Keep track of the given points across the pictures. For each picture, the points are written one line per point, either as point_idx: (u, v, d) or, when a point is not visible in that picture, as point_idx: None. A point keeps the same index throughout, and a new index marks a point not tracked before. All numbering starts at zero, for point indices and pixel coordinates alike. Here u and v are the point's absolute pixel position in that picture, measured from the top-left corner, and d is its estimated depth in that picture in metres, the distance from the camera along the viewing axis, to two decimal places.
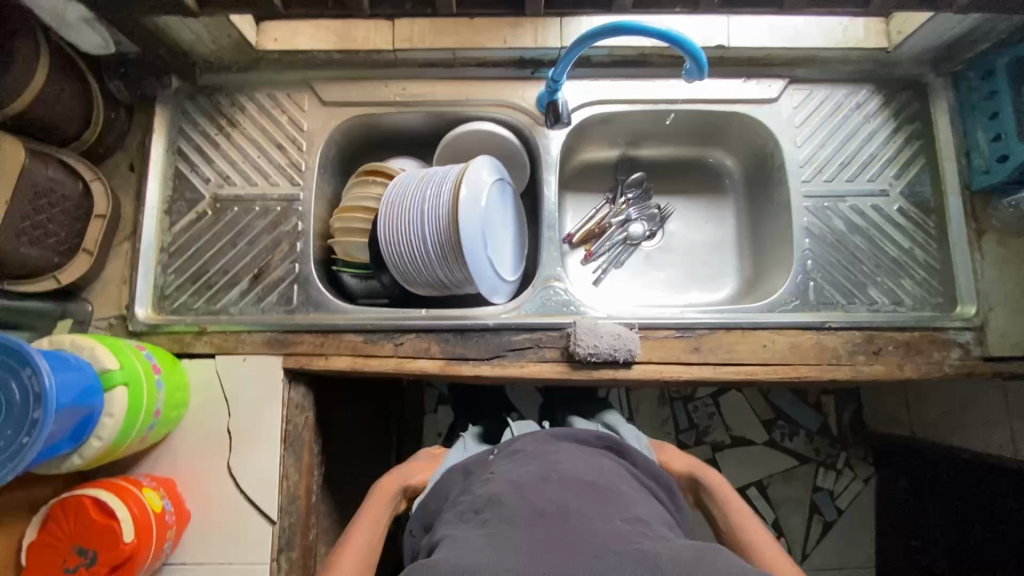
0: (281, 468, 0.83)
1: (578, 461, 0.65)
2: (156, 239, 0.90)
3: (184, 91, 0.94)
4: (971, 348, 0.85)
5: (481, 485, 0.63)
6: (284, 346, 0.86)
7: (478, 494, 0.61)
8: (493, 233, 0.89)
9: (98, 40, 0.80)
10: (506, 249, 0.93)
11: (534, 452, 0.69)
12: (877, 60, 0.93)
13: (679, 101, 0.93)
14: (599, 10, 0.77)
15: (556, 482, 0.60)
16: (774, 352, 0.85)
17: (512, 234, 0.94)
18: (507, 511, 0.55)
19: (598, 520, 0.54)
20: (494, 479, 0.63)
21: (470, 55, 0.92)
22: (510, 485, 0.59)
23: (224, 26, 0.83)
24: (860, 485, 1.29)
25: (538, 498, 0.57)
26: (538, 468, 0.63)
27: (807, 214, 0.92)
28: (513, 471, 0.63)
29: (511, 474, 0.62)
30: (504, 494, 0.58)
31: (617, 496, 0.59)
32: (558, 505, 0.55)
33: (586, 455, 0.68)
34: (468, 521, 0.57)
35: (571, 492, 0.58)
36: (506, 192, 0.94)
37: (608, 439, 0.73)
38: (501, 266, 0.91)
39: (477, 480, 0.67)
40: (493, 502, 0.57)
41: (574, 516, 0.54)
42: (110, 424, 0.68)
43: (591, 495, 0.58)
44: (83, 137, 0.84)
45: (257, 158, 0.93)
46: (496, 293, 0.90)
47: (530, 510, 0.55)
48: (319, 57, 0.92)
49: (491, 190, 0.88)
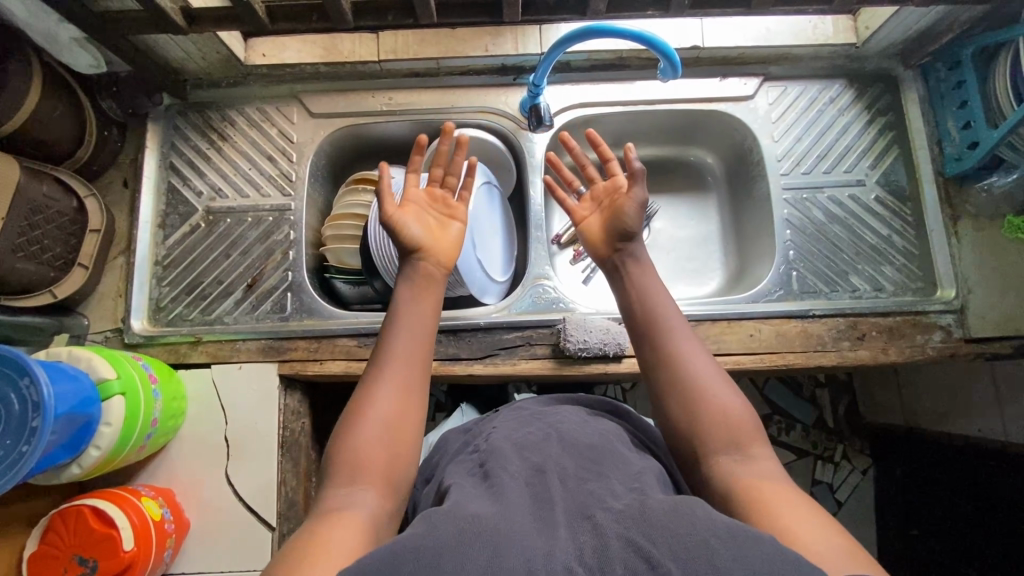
0: (279, 474, 0.84)
1: (576, 427, 0.66)
2: (150, 251, 0.92)
3: (175, 108, 0.96)
4: (952, 330, 0.87)
5: (484, 444, 0.67)
6: (279, 353, 0.87)
7: (482, 454, 0.64)
8: (482, 235, 0.91)
9: (90, 59, 0.82)
10: (498, 249, 0.96)
11: (534, 415, 0.73)
12: (847, 56, 0.96)
13: (658, 101, 0.96)
14: (575, 15, 0.79)
15: (556, 444, 0.62)
16: (761, 341, 0.87)
17: (501, 236, 0.97)
18: (508, 466, 0.57)
19: (597, 479, 0.55)
20: (497, 441, 0.65)
21: (453, 64, 0.94)
22: (513, 449, 0.61)
23: (213, 43, 0.86)
24: (858, 476, 1.29)
25: (539, 461, 0.58)
26: (539, 433, 0.65)
27: (786, 206, 0.94)
28: (514, 433, 0.66)
29: (512, 435, 0.66)
30: (505, 453, 0.60)
31: (618, 457, 0.60)
32: (556, 466, 0.57)
33: (584, 417, 0.72)
34: (469, 478, 0.59)
35: (568, 455, 0.59)
36: (493, 196, 0.96)
37: (611, 404, 0.78)
38: (495, 267, 0.94)
39: (478, 442, 0.70)
40: (495, 457, 0.60)
41: (571, 476, 0.55)
42: (107, 432, 0.69)
43: (588, 457, 0.59)
44: (76, 154, 0.86)
45: (248, 170, 0.95)
46: (492, 295, 0.94)
47: (529, 469, 0.56)
48: (307, 70, 0.95)
49: (478, 193, 0.91)
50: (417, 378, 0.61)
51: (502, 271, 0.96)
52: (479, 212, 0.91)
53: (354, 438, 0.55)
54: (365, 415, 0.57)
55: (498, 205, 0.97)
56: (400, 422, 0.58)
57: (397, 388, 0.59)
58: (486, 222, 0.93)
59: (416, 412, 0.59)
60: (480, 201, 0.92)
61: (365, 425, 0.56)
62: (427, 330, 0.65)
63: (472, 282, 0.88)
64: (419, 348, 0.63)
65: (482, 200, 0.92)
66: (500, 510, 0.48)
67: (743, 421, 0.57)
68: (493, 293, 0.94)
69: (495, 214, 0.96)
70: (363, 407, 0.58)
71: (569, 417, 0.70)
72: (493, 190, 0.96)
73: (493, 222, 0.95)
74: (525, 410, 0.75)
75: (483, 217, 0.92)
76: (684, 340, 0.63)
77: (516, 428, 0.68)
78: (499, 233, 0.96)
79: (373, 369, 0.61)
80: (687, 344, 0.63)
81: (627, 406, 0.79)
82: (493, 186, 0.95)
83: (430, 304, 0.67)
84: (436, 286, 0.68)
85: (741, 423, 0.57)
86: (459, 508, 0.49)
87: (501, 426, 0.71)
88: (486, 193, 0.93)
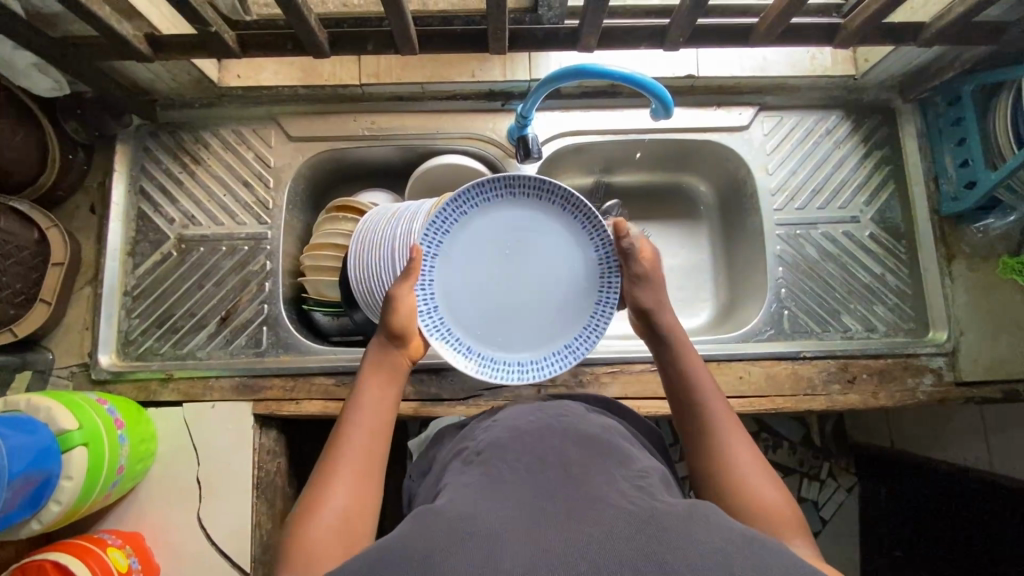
0: (254, 517, 0.81)
1: (579, 416, 0.62)
2: (119, 281, 0.88)
3: (145, 128, 0.91)
4: (943, 373, 0.86)
5: (484, 433, 0.62)
6: (254, 391, 0.84)
7: (478, 444, 0.60)
8: (506, 279, 0.73)
9: (51, 83, 0.77)
10: (572, 304, 0.73)
11: (536, 404, 0.67)
12: (845, 87, 0.93)
13: (651, 130, 0.93)
14: (566, 47, 0.75)
15: (558, 435, 0.57)
16: (750, 384, 0.85)
17: (541, 255, 0.73)
18: (509, 458, 0.53)
19: (599, 470, 0.50)
20: (494, 432, 0.61)
21: (439, 88, 0.91)
22: (513, 434, 0.58)
23: (184, 66, 0.81)
24: (844, 495, 1.22)
25: (540, 451, 0.54)
26: (539, 422, 0.61)
27: (780, 242, 0.92)
28: (515, 421, 0.62)
29: (513, 424, 0.61)
30: (506, 446, 0.56)
31: (617, 450, 0.55)
32: (559, 457, 0.52)
33: (585, 410, 0.65)
34: (465, 470, 0.55)
35: (569, 444, 0.55)
36: (485, 221, 0.72)
37: (608, 401, 0.72)
38: (545, 331, 0.73)
39: (478, 426, 0.67)
40: (497, 450, 0.56)
41: (574, 464, 0.51)
42: (69, 487, 0.66)
43: (588, 446, 0.55)
44: (39, 182, 0.82)
45: (221, 196, 0.91)
46: (547, 372, 0.72)
47: (531, 459, 0.52)
48: (285, 92, 0.90)
49: (457, 251, 0.72)
50: (378, 462, 0.57)
51: (585, 332, 0.72)
52: (457, 259, 0.72)
53: (311, 528, 0.50)
54: (323, 501, 0.52)
55: (563, 239, 0.72)
56: (354, 524, 0.52)
57: (354, 477, 0.54)
58: (487, 271, 0.73)
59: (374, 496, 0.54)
60: (464, 242, 0.72)
61: (323, 514, 0.51)
62: (385, 422, 0.59)
63: (456, 356, 0.71)
64: (381, 438, 0.58)
65: (470, 235, 0.72)
66: (496, 510, 0.44)
67: (782, 508, 0.53)
68: (558, 366, 0.72)
69: (536, 255, 0.73)
70: (322, 492, 0.52)
71: (572, 409, 0.65)
72: (550, 211, 0.72)
73: (529, 270, 0.73)
74: (527, 401, 0.70)
75: (473, 264, 0.73)
76: (724, 432, 0.59)
77: (518, 416, 0.63)
78: (567, 286, 0.73)
79: (332, 447, 0.56)
80: (728, 435, 0.59)
81: (627, 405, 0.73)
82: (546, 205, 0.71)
83: (389, 386, 0.62)
84: (395, 368, 0.64)
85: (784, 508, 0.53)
86: (451, 509, 0.45)
87: (503, 415, 0.66)
88: (488, 225, 0.72)
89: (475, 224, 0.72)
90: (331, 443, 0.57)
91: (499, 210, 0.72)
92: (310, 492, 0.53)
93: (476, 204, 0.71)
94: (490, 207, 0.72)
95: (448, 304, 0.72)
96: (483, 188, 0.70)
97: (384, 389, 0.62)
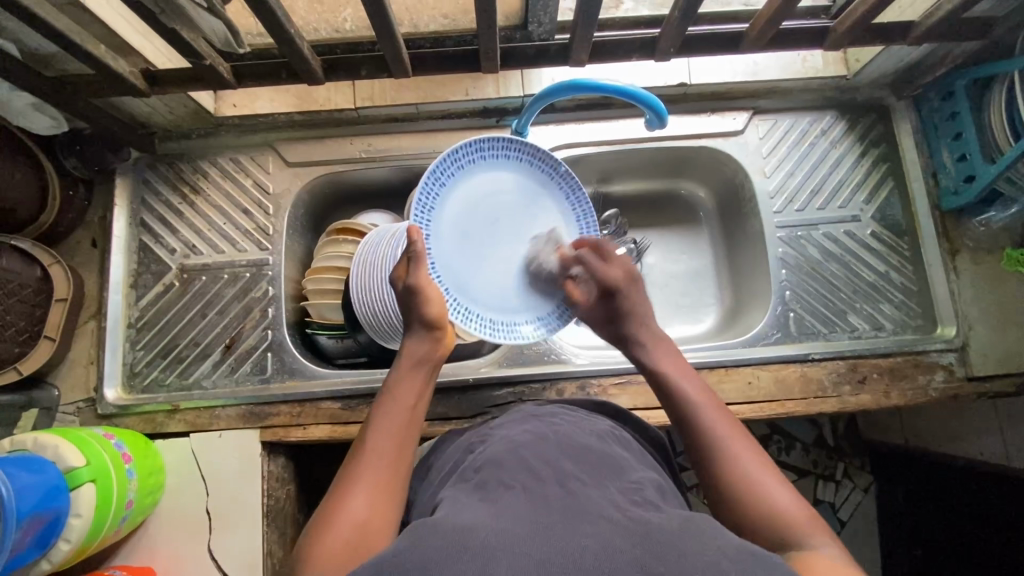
0: (265, 546, 0.81)
1: (574, 427, 0.60)
2: (122, 314, 0.88)
3: (143, 160, 0.92)
4: (954, 369, 0.85)
5: (481, 445, 0.59)
6: (261, 419, 0.84)
7: (475, 458, 0.56)
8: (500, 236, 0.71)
9: (48, 120, 0.80)
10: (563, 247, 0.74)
11: (530, 414, 0.65)
12: (838, 87, 0.94)
13: (646, 140, 0.93)
14: (557, 62, 0.76)
15: (552, 446, 0.54)
16: (759, 389, 0.84)
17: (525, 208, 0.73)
18: (504, 472, 0.50)
19: (594, 486, 0.47)
20: (491, 444, 0.58)
21: (434, 108, 0.91)
22: (509, 445, 0.55)
23: (181, 99, 0.82)
24: (860, 495, 1.18)
25: (534, 461, 0.51)
26: (534, 432, 0.58)
27: (782, 245, 0.91)
28: (510, 432, 0.59)
29: (507, 435, 0.59)
30: (504, 457, 0.53)
31: (610, 461, 0.53)
32: (553, 469, 0.50)
33: (581, 417, 0.64)
34: (464, 484, 0.51)
35: (565, 457, 0.52)
36: (467, 188, 0.70)
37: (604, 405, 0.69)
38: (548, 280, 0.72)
39: (476, 435, 0.64)
40: (490, 462, 0.53)
41: (572, 477, 0.48)
42: (78, 525, 0.65)
43: (585, 460, 0.52)
44: (40, 220, 0.83)
45: (222, 224, 0.91)
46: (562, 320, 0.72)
47: (525, 472, 0.49)
48: (281, 119, 0.91)
49: (450, 223, 0.69)
50: (399, 475, 0.53)
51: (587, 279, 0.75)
52: (446, 233, 0.69)
53: (328, 539, 0.46)
54: (341, 513, 0.48)
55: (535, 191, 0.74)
56: (371, 534, 0.47)
57: (373, 490, 0.50)
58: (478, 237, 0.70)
59: (395, 509, 0.51)
60: (452, 212, 0.69)
61: (340, 526, 0.47)
62: (412, 425, 0.57)
63: (479, 329, 0.68)
64: (404, 447, 0.55)
65: (456, 207, 0.69)
66: (495, 515, 0.42)
67: (790, 507, 0.49)
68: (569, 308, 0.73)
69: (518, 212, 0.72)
70: (340, 501, 0.49)
71: (568, 418, 0.63)
72: (519, 167, 0.73)
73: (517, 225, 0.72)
74: (525, 412, 0.67)
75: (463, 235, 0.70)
76: (722, 435, 0.55)
77: (512, 427, 0.61)
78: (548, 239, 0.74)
79: (355, 455, 0.54)
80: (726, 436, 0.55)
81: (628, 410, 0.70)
82: (518, 162, 0.72)
83: (419, 389, 0.60)
84: (423, 368, 0.61)
85: (788, 508, 0.49)
86: (451, 517, 0.42)
87: (499, 426, 0.63)
88: (469, 193, 0.70)
89: (458, 194, 0.70)
90: (355, 451, 0.54)
91: (479, 173, 0.71)
92: (330, 501, 0.49)
93: (454, 172, 0.69)
94: (473, 172, 0.70)
95: (453, 285, 0.68)
96: (456, 157, 0.68)
97: (414, 390, 0.59)
